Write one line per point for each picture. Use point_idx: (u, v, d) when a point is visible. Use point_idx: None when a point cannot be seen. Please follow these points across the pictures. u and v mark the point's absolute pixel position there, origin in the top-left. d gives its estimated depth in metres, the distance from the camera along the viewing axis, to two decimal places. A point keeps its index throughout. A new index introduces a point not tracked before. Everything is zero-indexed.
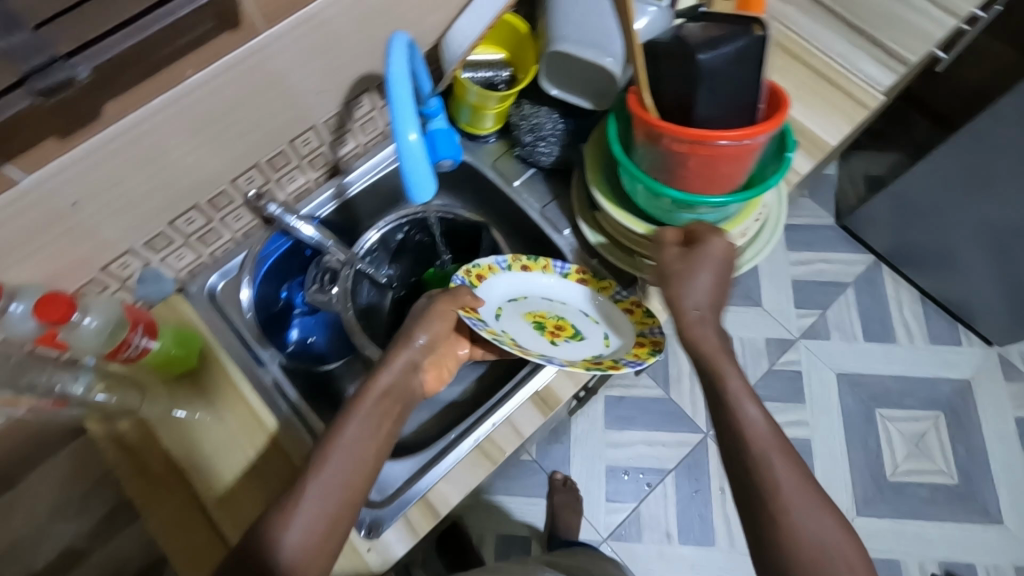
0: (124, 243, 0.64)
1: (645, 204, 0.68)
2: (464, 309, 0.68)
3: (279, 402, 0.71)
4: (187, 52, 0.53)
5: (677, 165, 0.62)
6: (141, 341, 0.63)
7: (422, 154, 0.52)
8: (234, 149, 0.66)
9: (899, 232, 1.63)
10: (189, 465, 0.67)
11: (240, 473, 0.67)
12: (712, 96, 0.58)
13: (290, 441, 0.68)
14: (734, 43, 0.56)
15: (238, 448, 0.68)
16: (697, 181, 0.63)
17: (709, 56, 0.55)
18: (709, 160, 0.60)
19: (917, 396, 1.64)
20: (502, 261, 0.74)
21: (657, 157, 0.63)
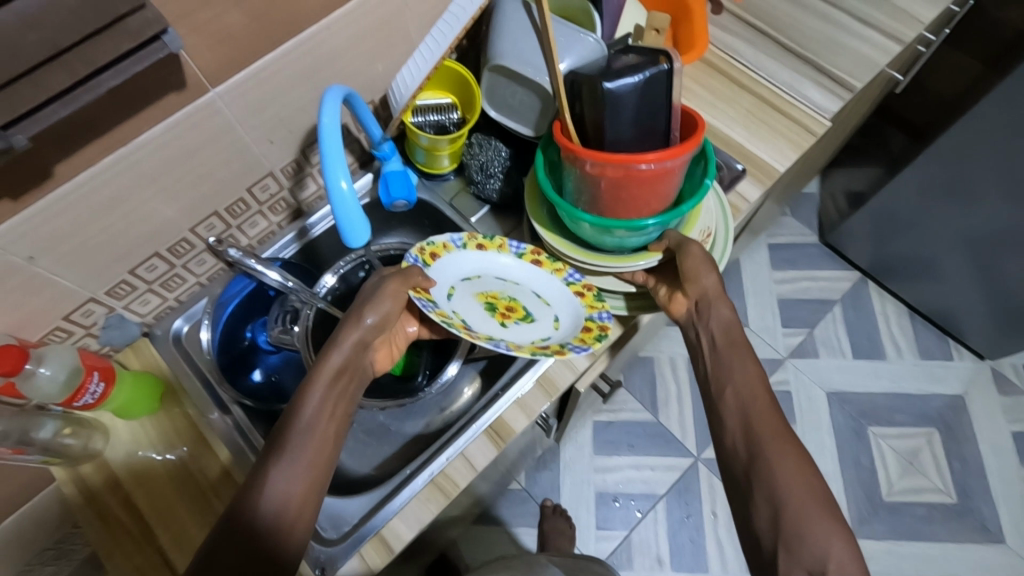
0: (86, 293, 0.67)
1: (574, 227, 0.70)
2: (415, 290, 0.67)
3: (228, 433, 0.73)
4: (133, 113, 0.56)
5: (592, 188, 0.64)
6: (96, 387, 0.65)
7: (354, 202, 0.55)
8: (190, 198, 0.68)
9: (880, 248, 1.64)
10: (156, 516, 0.69)
11: (195, 509, 0.69)
12: (625, 123, 0.61)
13: (237, 466, 0.71)
14: (641, 74, 0.58)
15: (192, 483, 0.70)
16: (616, 204, 0.65)
17: (614, 85, 0.58)
18: (624, 182, 0.61)
19: (909, 412, 1.62)
20: (457, 239, 0.73)
21: (579, 180, 0.65)
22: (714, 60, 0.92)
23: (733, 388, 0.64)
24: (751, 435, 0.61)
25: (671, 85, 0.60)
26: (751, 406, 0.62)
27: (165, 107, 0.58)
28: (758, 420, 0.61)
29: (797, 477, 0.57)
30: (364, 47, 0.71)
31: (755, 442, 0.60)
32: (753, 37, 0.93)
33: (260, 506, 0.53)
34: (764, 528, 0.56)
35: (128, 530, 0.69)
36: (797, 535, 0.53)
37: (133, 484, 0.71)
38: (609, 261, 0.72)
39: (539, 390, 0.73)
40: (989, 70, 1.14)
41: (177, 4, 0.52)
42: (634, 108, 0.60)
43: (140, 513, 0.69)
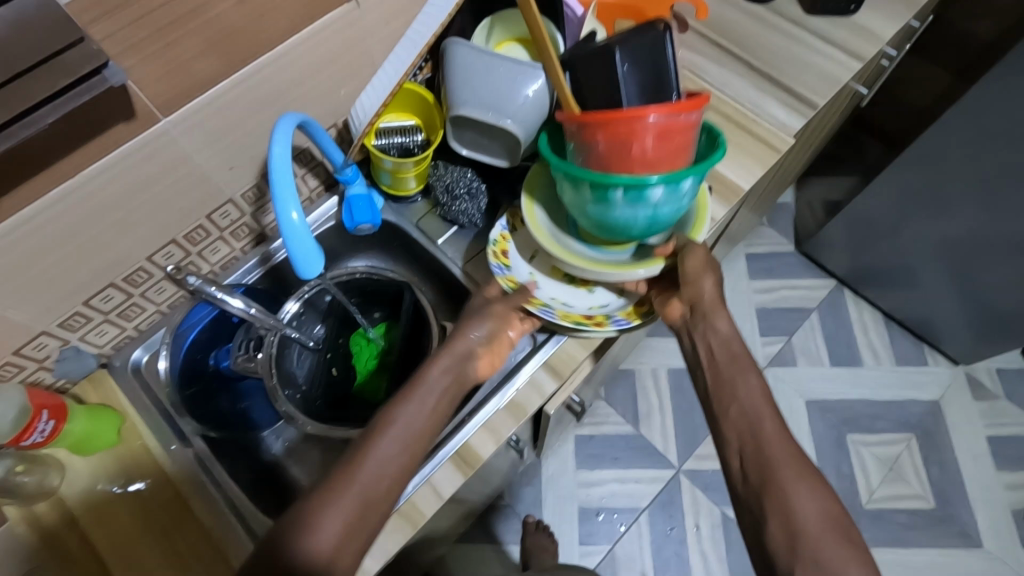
0: (38, 326, 0.65)
1: (595, 211, 0.63)
2: (528, 303, 0.71)
3: (217, 496, 0.70)
4: (80, 146, 0.55)
5: (613, 153, 0.59)
6: (46, 425, 0.63)
7: (306, 232, 0.55)
8: (146, 226, 0.67)
9: (856, 256, 1.65)
10: (114, 556, 0.67)
11: (161, 557, 0.67)
12: (633, 91, 0.61)
13: (223, 533, 0.68)
14: (642, 43, 0.61)
15: (159, 529, 0.68)
16: (640, 166, 0.60)
17: (621, 51, 0.60)
18: (648, 135, 0.58)
19: (888, 419, 1.63)
20: (506, 227, 0.78)
21: (595, 149, 0.61)
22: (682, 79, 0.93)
23: (739, 407, 0.64)
24: (753, 453, 0.61)
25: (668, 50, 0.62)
26: (750, 422, 0.63)
27: (116, 137, 0.57)
28: (766, 439, 0.61)
29: (816, 491, 0.58)
30: (326, 71, 0.70)
31: (766, 462, 0.60)
32: (719, 53, 0.94)
33: (311, 539, 0.53)
34: (778, 550, 0.56)
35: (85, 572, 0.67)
36: (816, 556, 0.54)
37: (90, 522, 0.68)
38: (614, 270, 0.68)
39: (508, 415, 0.72)
40: (957, 80, 1.15)
41: (122, 36, 0.51)
42: (638, 78, 0.61)
43: (97, 553, 0.67)
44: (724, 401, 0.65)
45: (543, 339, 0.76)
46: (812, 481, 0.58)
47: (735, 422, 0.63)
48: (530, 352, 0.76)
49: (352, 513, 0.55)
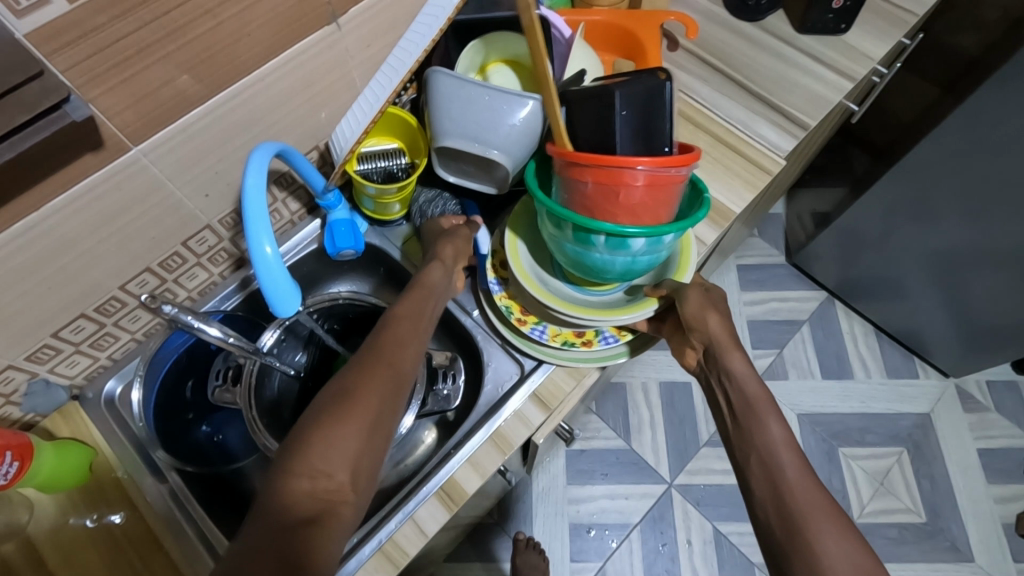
0: (3, 360, 0.62)
1: (574, 251, 0.62)
2: (521, 321, 0.72)
3: (183, 525, 0.68)
4: (45, 179, 0.52)
5: (599, 196, 0.58)
6: (9, 468, 0.60)
7: (279, 267, 0.52)
8: (117, 256, 0.65)
9: (846, 268, 1.65)
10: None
11: None
12: (627, 132, 0.60)
13: (189, 564, 0.66)
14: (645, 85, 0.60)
15: (126, 564, 0.66)
16: (623, 213, 0.58)
17: (620, 90, 0.59)
18: (636, 186, 0.56)
19: (878, 432, 1.62)
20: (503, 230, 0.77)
21: (581, 190, 0.59)
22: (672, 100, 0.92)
23: (757, 454, 0.62)
24: (774, 500, 0.58)
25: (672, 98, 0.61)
26: (773, 470, 0.60)
27: (80, 168, 0.55)
28: (790, 485, 0.58)
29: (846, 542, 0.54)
30: (305, 95, 0.69)
31: (789, 508, 0.57)
32: (708, 73, 0.93)
33: (315, 459, 0.51)
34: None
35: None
36: None
37: (57, 564, 0.66)
38: (603, 314, 0.68)
39: (492, 447, 0.70)
40: (946, 94, 1.15)
41: (84, 67, 0.49)
42: (636, 117, 0.60)
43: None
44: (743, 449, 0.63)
45: (530, 367, 0.75)
46: (836, 531, 0.55)
47: (758, 469, 0.61)
48: (517, 380, 0.74)
49: (353, 445, 0.53)
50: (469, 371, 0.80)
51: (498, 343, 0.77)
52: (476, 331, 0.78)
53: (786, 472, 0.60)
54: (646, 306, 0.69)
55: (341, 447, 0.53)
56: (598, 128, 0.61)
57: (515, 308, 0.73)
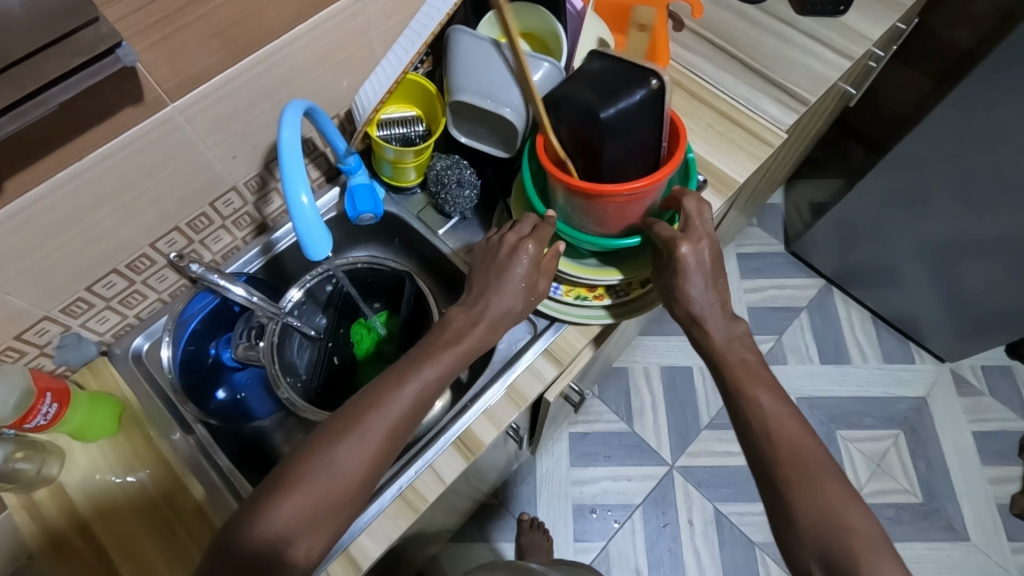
0: (40, 312, 0.65)
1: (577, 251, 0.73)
2: None
3: (211, 471, 0.71)
4: (88, 129, 0.55)
5: (595, 214, 0.67)
6: (49, 409, 0.63)
7: (315, 215, 0.55)
8: (148, 214, 0.67)
9: (842, 255, 1.68)
10: (120, 555, 0.66)
11: (163, 544, 0.67)
12: (616, 148, 0.62)
13: (215, 508, 0.69)
14: (634, 99, 0.60)
15: (146, 532, 0.68)
16: (614, 223, 0.68)
17: (610, 112, 0.59)
18: (626, 202, 0.65)
19: (875, 415, 1.66)
20: None
21: (577, 209, 0.68)
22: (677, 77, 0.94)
23: (752, 406, 0.63)
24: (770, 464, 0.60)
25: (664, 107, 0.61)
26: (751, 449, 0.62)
27: (120, 121, 0.57)
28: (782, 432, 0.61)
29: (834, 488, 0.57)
30: (328, 62, 0.72)
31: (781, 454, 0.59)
32: (709, 51, 0.96)
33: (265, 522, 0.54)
34: (799, 531, 0.56)
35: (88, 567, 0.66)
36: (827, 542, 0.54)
37: (89, 510, 0.68)
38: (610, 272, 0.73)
39: (508, 401, 0.73)
40: (939, 83, 1.18)
41: (130, 21, 0.52)
42: (625, 133, 0.61)
43: (102, 553, 0.67)
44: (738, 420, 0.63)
45: (542, 326, 0.77)
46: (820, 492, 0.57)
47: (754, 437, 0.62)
48: (529, 340, 0.76)
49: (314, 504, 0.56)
50: None
51: None
52: None
53: (745, 447, 0.63)
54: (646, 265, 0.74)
55: (296, 520, 0.55)
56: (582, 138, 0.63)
57: None
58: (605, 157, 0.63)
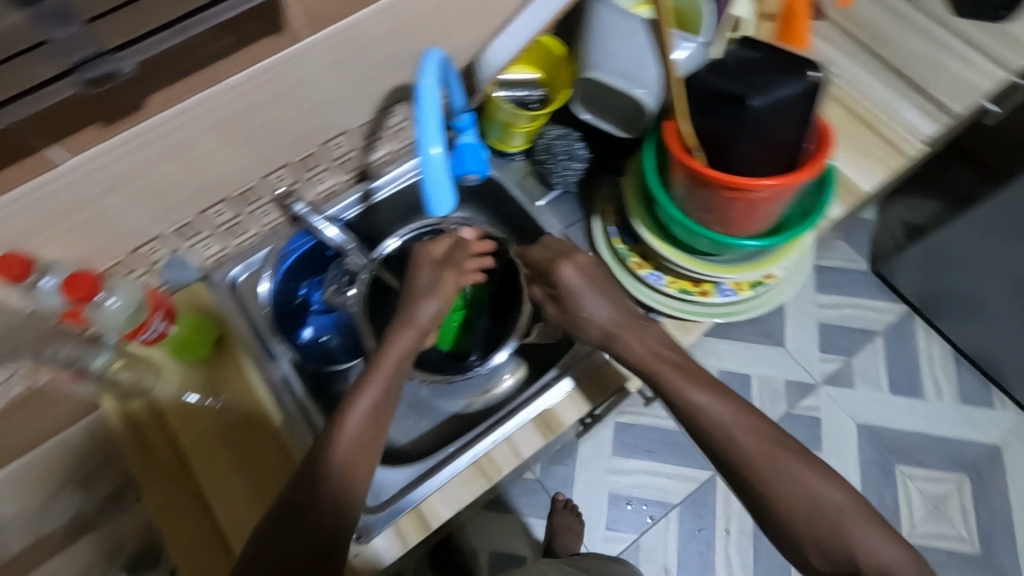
0: (152, 231, 0.67)
1: (685, 245, 0.68)
2: (639, 266, 0.72)
3: (286, 396, 0.72)
4: (229, 55, 0.55)
5: (717, 210, 0.62)
6: (158, 325, 0.68)
7: (444, 171, 0.54)
8: (266, 148, 0.68)
9: (931, 280, 1.56)
10: (206, 478, 0.69)
11: (240, 464, 0.69)
12: (757, 141, 0.57)
13: (292, 436, 0.71)
14: (789, 90, 0.54)
15: (226, 451, 0.70)
16: (739, 222, 0.63)
17: (761, 102, 0.54)
18: (756, 201, 0.59)
19: (939, 454, 1.57)
20: (616, 230, 0.74)
21: (699, 201, 0.62)
22: (833, 89, 0.86)
23: None
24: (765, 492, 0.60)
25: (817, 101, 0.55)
26: (763, 474, 0.60)
27: (257, 51, 0.57)
28: None
29: None
30: (458, 11, 0.69)
31: None
32: (863, 56, 0.88)
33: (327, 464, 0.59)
34: None
35: (180, 488, 0.70)
36: None
37: (178, 423, 0.71)
38: (720, 270, 0.68)
39: (592, 386, 0.71)
40: None
41: None
42: (772, 126, 0.56)
43: (191, 475, 0.70)
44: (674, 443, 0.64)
45: None
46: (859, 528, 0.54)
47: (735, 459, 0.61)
48: None
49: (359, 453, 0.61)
50: None
51: None
52: None
53: None
54: (765, 267, 0.68)
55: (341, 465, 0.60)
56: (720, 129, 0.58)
57: (634, 253, 0.73)
58: (743, 149, 0.57)
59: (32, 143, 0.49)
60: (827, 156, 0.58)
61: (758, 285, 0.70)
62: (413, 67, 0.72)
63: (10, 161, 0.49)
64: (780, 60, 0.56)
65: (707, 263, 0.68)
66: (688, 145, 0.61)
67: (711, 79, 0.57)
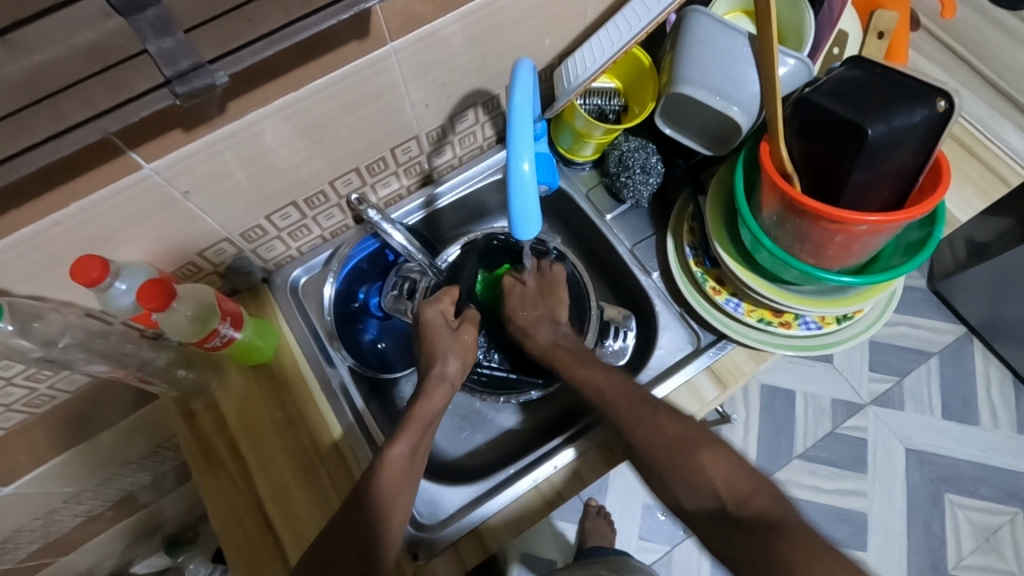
0: (223, 233, 0.65)
1: (769, 274, 0.64)
2: (716, 291, 0.68)
3: (345, 408, 0.71)
4: (314, 61, 0.53)
5: (812, 241, 0.57)
6: (227, 331, 0.65)
7: (532, 188, 0.51)
8: (337, 152, 0.66)
9: (995, 304, 1.43)
10: (260, 466, 0.69)
11: (297, 466, 0.69)
12: (867, 171, 0.52)
13: (351, 447, 0.69)
14: (910, 119, 0.50)
15: (284, 453, 0.70)
16: (833, 255, 0.58)
17: (879, 131, 0.49)
18: (857, 234, 0.54)
19: (994, 486, 1.43)
20: (694, 253, 0.71)
21: (792, 229, 0.58)
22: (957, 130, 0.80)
23: None
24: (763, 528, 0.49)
25: (942, 135, 0.51)
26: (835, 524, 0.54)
27: (341, 56, 0.54)
28: None
29: None
30: (542, 17, 0.65)
31: None
32: None
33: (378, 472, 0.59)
34: None
35: (229, 474, 0.69)
36: None
37: (236, 423, 0.71)
38: (804, 304, 0.64)
39: None
40: None
41: None
42: (885, 157, 0.51)
43: (244, 461, 0.70)
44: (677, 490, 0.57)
45: (706, 342, 0.71)
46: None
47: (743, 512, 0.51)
48: (690, 353, 0.71)
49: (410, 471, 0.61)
50: (639, 330, 0.77)
51: (676, 311, 0.73)
52: (653, 293, 0.74)
53: None
54: (854, 303, 0.63)
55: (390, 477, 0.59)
56: (825, 154, 0.54)
57: (711, 278, 0.69)
58: (850, 178, 0.53)
59: (117, 146, 0.48)
60: (943, 194, 0.53)
61: (844, 319, 0.66)
62: (489, 72, 0.69)
63: (94, 165, 0.48)
64: (902, 83, 0.52)
65: (790, 294, 0.64)
66: (786, 170, 0.57)
67: (824, 100, 0.53)
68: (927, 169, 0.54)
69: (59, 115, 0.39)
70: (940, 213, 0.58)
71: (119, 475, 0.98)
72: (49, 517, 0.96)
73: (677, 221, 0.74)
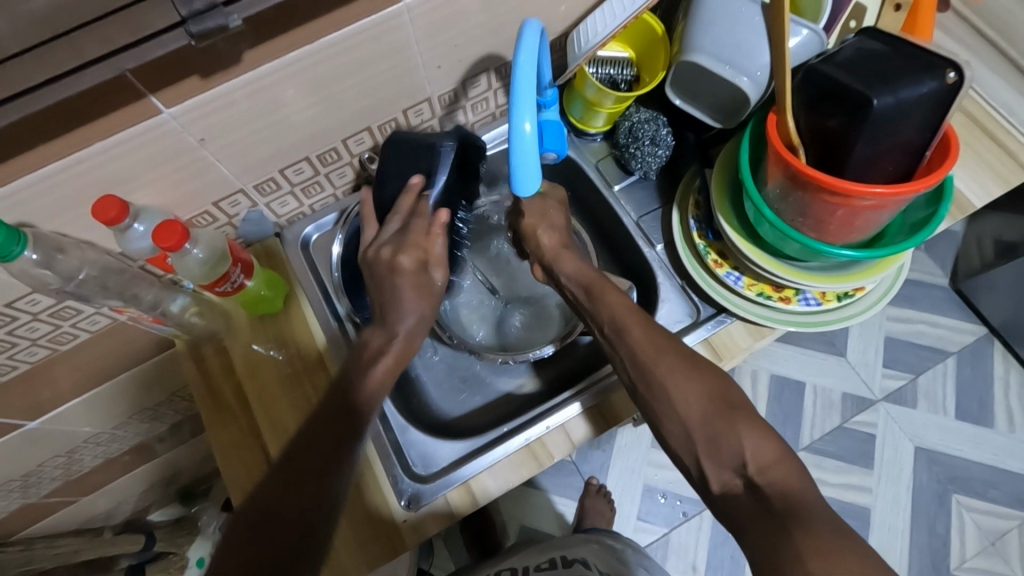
0: (237, 184, 0.68)
1: (772, 247, 0.64)
2: (716, 264, 0.68)
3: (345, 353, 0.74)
4: (325, 15, 0.54)
5: (815, 214, 0.57)
6: (237, 277, 0.67)
7: (533, 146, 0.52)
8: (350, 110, 0.67)
9: (1018, 305, 1.39)
10: (263, 417, 0.72)
11: (296, 404, 0.72)
12: (873, 142, 0.52)
13: None
14: (917, 90, 0.49)
15: (285, 398, 0.72)
16: (835, 230, 0.58)
17: (884, 101, 0.49)
18: (861, 207, 0.54)
19: (1004, 490, 1.40)
20: (696, 227, 0.71)
21: (796, 202, 0.57)
22: (966, 103, 0.80)
23: None
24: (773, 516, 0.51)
25: (950, 108, 0.50)
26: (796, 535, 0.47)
27: (352, 12, 0.56)
28: None
29: None
30: None
31: None
32: (989, 75, 0.85)
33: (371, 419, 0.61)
34: None
35: (238, 425, 0.73)
36: None
37: (244, 374, 0.74)
38: (804, 279, 0.63)
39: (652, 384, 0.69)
40: None
41: None
42: (892, 127, 0.51)
43: (252, 412, 0.73)
44: (678, 453, 0.58)
45: (705, 315, 0.71)
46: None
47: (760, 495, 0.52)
48: (688, 325, 0.71)
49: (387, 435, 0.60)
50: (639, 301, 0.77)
51: (677, 284, 0.73)
52: (656, 266, 0.74)
53: None
54: (855, 280, 0.63)
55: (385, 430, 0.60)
56: (831, 126, 0.53)
57: (713, 250, 0.69)
58: (854, 150, 0.52)
59: (137, 89, 0.50)
60: (951, 169, 0.52)
61: (845, 296, 0.66)
62: (502, 36, 0.70)
63: (116, 106, 0.50)
64: (912, 55, 0.51)
65: (792, 269, 0.64)
66: (792, 142, 0.56)
67: (832, 70, 0.52)
68: (935, 145, 0.54)
69: (80, 49, 0.42)
70: (947, 190, 0.57)
71: (136, 420, 1.02)
72: (69, 456, 1.00)
73: (682, 195, 0.74)
